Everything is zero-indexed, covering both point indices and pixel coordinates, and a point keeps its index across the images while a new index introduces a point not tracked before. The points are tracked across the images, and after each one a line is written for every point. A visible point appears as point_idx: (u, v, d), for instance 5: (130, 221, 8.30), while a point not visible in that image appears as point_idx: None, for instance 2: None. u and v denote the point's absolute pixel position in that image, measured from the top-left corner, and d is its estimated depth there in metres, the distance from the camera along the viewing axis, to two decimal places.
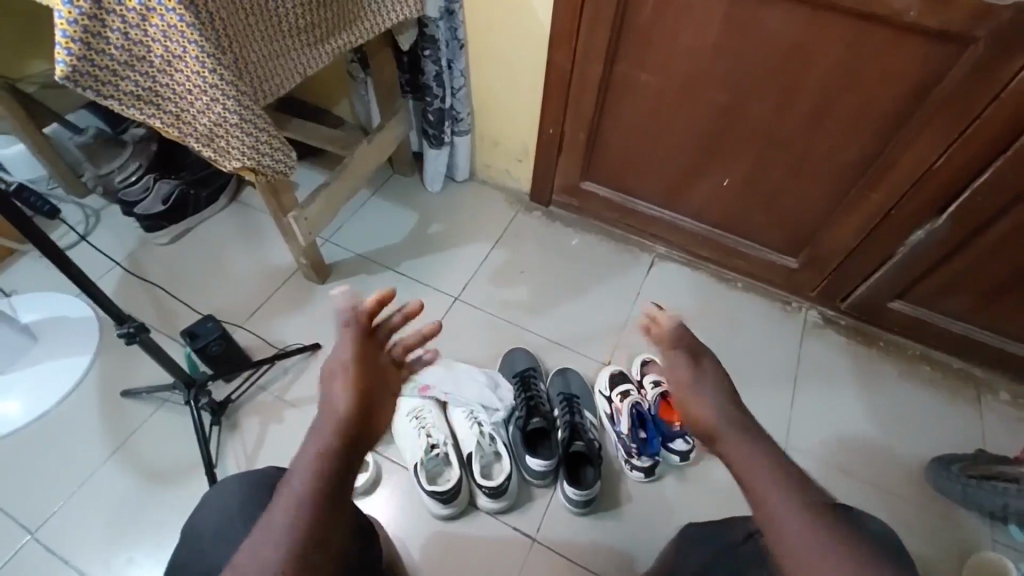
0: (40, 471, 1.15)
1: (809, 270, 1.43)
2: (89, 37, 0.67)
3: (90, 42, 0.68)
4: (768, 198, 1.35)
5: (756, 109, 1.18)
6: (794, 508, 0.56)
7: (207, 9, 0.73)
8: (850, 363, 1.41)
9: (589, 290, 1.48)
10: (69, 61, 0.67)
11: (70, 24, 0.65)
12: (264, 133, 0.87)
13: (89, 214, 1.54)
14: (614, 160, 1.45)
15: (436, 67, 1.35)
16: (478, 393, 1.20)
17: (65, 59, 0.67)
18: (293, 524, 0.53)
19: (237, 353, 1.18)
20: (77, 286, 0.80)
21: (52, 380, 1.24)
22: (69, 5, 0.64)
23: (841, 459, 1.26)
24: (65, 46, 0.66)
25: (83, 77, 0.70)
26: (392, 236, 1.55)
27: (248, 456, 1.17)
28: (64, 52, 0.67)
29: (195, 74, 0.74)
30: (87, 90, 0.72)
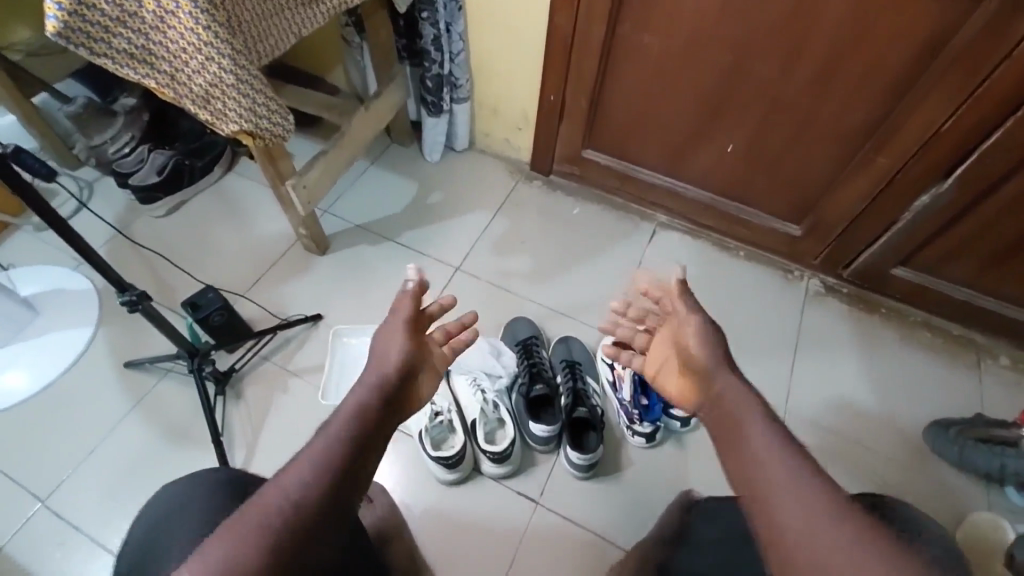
0: (48, 440, 1.16)
1: (811, 238, 1.42)
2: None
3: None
4: (772, 165, 1.33)
5: (761, 71, 1.16)
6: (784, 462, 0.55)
7: None
8: (851, 329, 1.42)
9: (591, 259, 1.47)
10: (60, 17, 0.66)
11: None
12: (261, 94, 0.83)
13: (82, 186, 1.52)
14: (616, 125, 1.43)
15: (434, 30, 1.33)
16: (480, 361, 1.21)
17: (56, 15, 0.65)
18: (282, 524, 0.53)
19: (239, 323, 1.18)
20: (78, 254, 0.79)
21: (55, 351, 1.25)
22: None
23: (839, 424, 1.27)
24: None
25: (74, 33, 0.68)
26: (392, 206, 1.54)
27: (254, 425, 1.18)
28: (54, 8, 0.65)
29: (189, 31, 0.72)
30: (80, 48, 0.69)
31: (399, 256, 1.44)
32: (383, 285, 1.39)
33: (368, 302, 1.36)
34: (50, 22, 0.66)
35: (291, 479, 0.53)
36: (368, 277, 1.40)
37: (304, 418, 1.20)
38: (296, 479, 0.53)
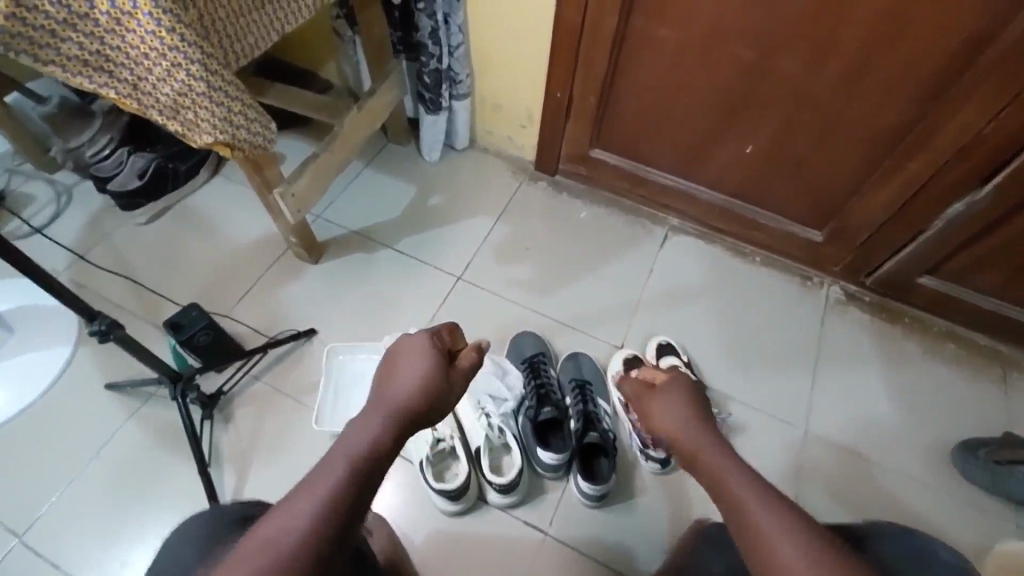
0: (26, 468, 1.10)
1: (833, 244, 1.34)
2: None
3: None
4: (793, 167, 1.25)
5: (787, 68, 1.07)
6: (781, 526, 0.51)
7: None
8: (873, 341, 1.34)
9: (599, 267, 1.39)
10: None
11: None
12: (237, 100, 0.75)
13: (60, 191, 1.43)
14: (626, 125, 1.34)
15: (431, 22, 1.23)
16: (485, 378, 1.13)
17: None
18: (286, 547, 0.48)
19: (227, 342, 1.11)
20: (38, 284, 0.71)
21: (32, 372, 1.18)
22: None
23: (861, 444, 1.21)
24: None
25: (11, 38, 0.58)
26: (388, 211, 1.45)
27: (244, 450, 1.12)
28: None
29: (152, 34, 0.63)
30: (20, 54, 0.60)
31: (396, 264, 1.36)
32: (379, 296, 1.31)
33: (363, 316, 1.29)
34: None
35: (300, 508, 0.51)
36: (363, 289, 1.32)
37: (297, 441, 1.13)
38: (308, 503, 0.51)
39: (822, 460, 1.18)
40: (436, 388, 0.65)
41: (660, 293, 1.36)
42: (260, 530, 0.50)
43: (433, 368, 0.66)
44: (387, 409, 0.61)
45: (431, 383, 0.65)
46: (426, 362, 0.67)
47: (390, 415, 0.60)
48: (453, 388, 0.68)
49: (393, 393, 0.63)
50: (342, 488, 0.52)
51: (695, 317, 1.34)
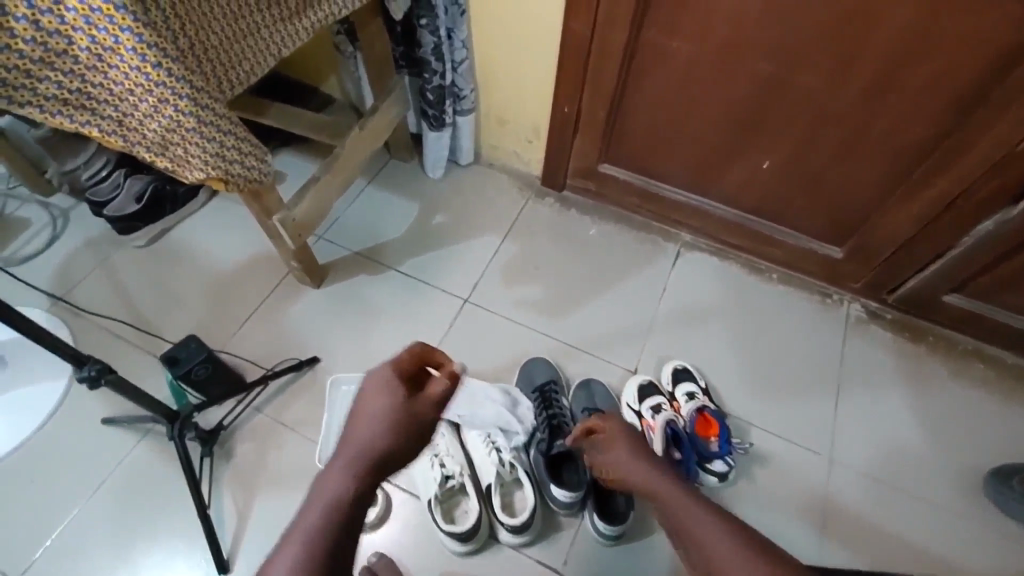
0: (22, 508, 1.06)
1: (854, 261, 1.29)
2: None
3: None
4: (812, 181, 1.20)
5: (807, 82, 1.02)
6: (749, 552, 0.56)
7: None
8: (897, 361, 1.29)
9: (609, 287, 1.34)
10: None
11: None
12: (231, 135, 0.72)
13: (56, 215, 1.40)
14: (637, 140, 1.29)
15: (434, 38, 1.19)
16: (493, 409, 1.09)
17: None
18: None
19: (225, 372, 1.07)
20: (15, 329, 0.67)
21: (27, 406, 1.14)
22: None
23: (885, 471, 1.16)
24: None
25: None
26: (392, 231, 1.41)
27: (246, 488, 1.07)
28: None
29: (135, 70, 0.60)
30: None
31: (401, 287, 1.32)
32: (383, 322, 1.27)
33: (367, 342, 1.24)
34: None
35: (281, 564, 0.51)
36: (366, 313, 1.28)
37: (300, 477, 1.09)
38: (292, 556, 0.51)
39: (848, 490, 1.14)
40: (408, 427, 0.58)
41: (674, 314, 1.31)
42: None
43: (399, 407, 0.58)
44: (349, 462, 0.56)
45: (398, 425, 0.58)
46: (388, 402, 0.59)
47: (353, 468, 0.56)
48: (426, 421, 0.60)
49: (357, 439, 0.57)
50: (317, 539, 0.52)
51: (710, 338, 1.29)
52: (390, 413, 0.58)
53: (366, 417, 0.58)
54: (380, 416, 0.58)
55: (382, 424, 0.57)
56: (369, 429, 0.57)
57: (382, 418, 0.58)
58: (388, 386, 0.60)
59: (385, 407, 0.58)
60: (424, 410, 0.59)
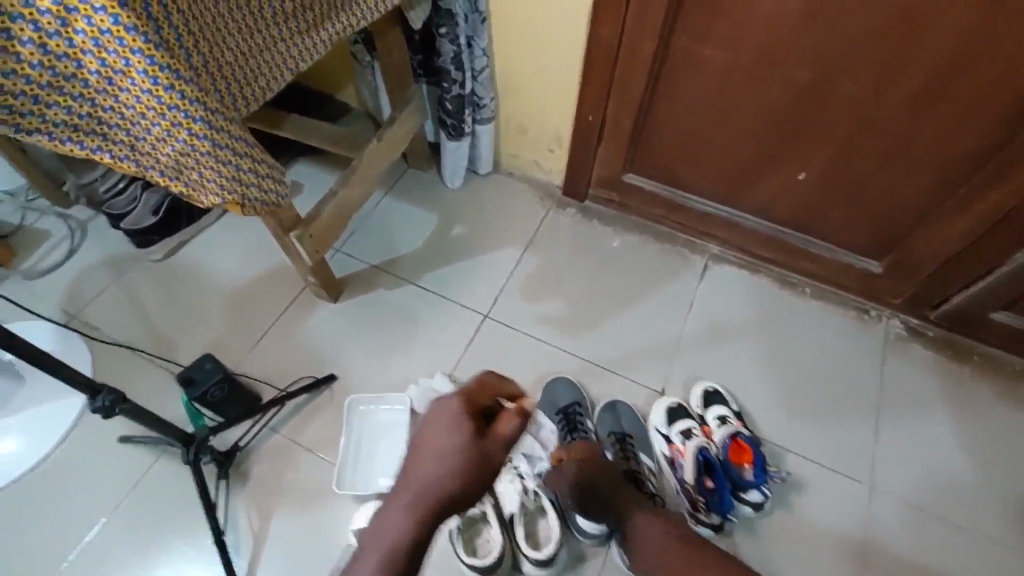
0: (39, 528, 1.05)
1: (894, 275, 1.23)
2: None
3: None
4: (851, 193, 1.14)
5: (850, 90, 0.97)
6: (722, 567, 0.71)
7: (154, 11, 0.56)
8: (940, 382, 1.22)
9: (634, 302, 1.29)
10: None
11: None
12: (247, 157, 0.69)
13: (74, 227, 1.39)
14: (664, 150, 1.24)
15: (454, 47, 1.15)
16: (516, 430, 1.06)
17: None
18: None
19: (240, 393, 1.05)
20: (25, 360, 0.65)
21: (44, 424, 1.13)
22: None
23: (930, 500, 1.10)
24: None
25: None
26: (410, 244, 1.37)
27: (263, 511, 1.04)
28: None
29: (147, 93, 0.57)
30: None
31: (419, 302, 1.29)
32: (401, 337, 1.24)
33: (385, 359, 1.21)
34: None
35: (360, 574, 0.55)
36: (384, 329, 1.25)
37: (316, 500, 1.06)
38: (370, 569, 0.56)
39: (889, 520, 1.07)
40: (475, 469, 0.56)
41: (702, 331, 1.26)
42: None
43: (467, 447, 0.57)
44: (414, 500, 0.56)
45: (466, 467, 0.56)
46: (452, 442, 0.57)
47: (416, 507, 0.56)
48: (496, 461, 0.58)
49: (422, 477, 0.57)
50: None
51: (740, 356, 1.24)
52: (459, 459, 0.57)
53: (432, 455, 0.57)
54: (445, 458, 0.56)
55: (452, 467, 0.56)
56: (433, 471, 0.56)
57: (446, 463, 0.56)
58: (454, 424, 0.58)
59: (453, 450, 0.57)
60: (494, 450, 0.58)
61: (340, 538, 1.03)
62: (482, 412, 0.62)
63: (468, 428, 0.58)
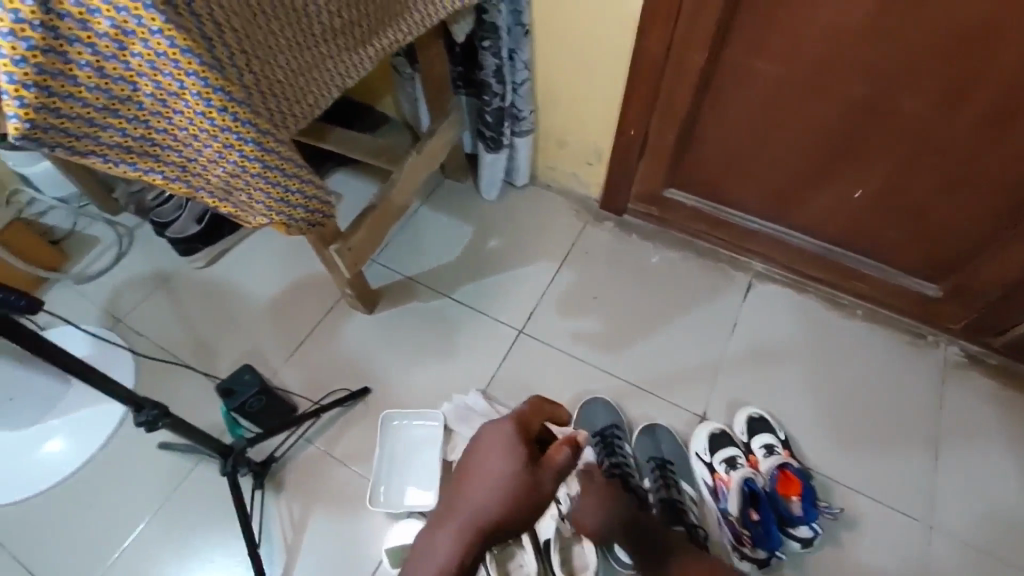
0: (81, 529, 1.07)
1: (956, 300, 1.16)
2: (46, 78, 0.50)
3: (50, 85, 0.51)
4: (913, 214, 1.08)
5: (914, 107, 0.92)
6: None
7: (206, 31, 0.56)
8: (1007, 416, 1.14)
9: (674, 320, 1.25)
10: (24, 115, 0.51)
11: (16, 64, 0.48)
12: (295, 177, 0.69)
13: (122, 233, 1.43)
14: (709, 165, 1.20)
15: (496, 60, 1.14)
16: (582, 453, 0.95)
17: (17, 112, 0.51)
18: None
19: (278, 404, 1.05)
20: (74, 374, 0.66)
21: (88, 426, 1.15)
22: (12, 38, 0.47)
23: (995, 544, 1.02)
24: (15, 94, 0.50)
25: (45, 132, 0.54)
26: (445, 256, 1.36)
27: (295, 523, 1.04)
28: (13, 104, 0.50)
29: (200, 114, 0.57)
30: (55, 147, 0.56)
31: (453, 315, 1.27)
32: (435, 350, 1.23)
33: (419, 372, 1.20)
34: (12, 122, 0.52)
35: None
36: (418, 342, 1.24)
37: (348, 515, 1.05)
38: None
39: (949, 564, 1.00)
40: (526, 494, 0.57)
41: (746, 352, 1.21)
42: None
43: (521, 473, 0.58)
44: (464, 523, 0.57)
45: (516, 491, 0.57)
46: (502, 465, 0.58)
47: (466, 529, 0.57)
48: (546, 490, 0.58)
49: (472, 496, 0.58)
50: None
51: (786, 380, 1.18)
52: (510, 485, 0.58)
53: (482, 475, 0.59)
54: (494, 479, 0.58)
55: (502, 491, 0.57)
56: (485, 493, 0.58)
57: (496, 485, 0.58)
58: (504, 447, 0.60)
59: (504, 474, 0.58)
60: (545, 480, 0.58)
61: (370, 554, 1.02)
62: (536, 437, 0.65)
63: (521, 454, 0.59)
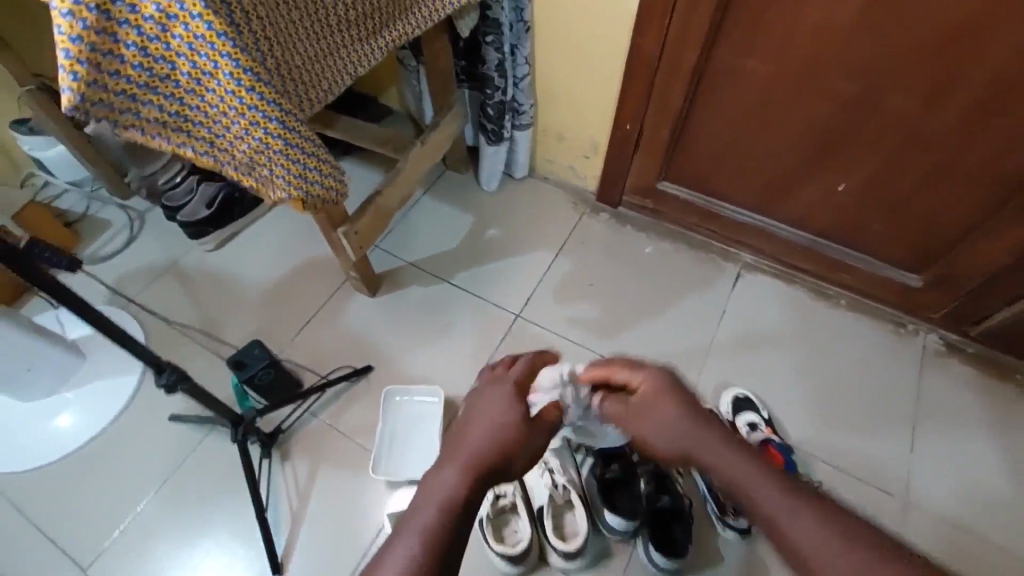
0: (93, 497, 1.12)
1: (933, 290, 1.21)
2: (97, 56, 0.56)
3: (99, 61, 0.57)
4: (893, 206, 1.13)
5: (895, 103, 0.97)
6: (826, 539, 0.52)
7: (238, 16, 0.62)
8: (981, 400, 1.20)
9: (666, 307, 1.31)
10: (74, 88, 0.56)
11: (71, 42, 0.53)
12: (312, 155, 0.74)
13: (133, 217, 1.48)
14: (700, 159, 1.26)
15: (498, 55, 1.20)
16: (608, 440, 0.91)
17: (69, 87, 0.56)
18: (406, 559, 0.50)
19: (285, 378, 1.10)
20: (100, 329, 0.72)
21: (100, 400, 1.20)
22: (69, 18, 0.52)
23: (968, 520, 1.08)
24: (69, 69, 0.55)
25: (92, 106, 0.59)
26: (447, 243, 1.42)
27: (301, 492, 1.09)
28: (66, 78, 0.55)
29: (231, 93, 0.62)
30: (100, 120, 0.61)
31: (453, 299, 1.32)
32: (437, 332, 1.28)
33: (420, 352, 1.25)
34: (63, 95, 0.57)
35: (405, 542, 0.52)
36: (420, 324, 1.29)
37: (351, 486, 1.10)
38: (408, 542, 0.52)
39: (923, 536, 1.06)
40: (523, 442, 0.65)
41: (733, 338, 1.26)
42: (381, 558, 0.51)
43: (520, 423, 0.66)
44: (468, 460, 0.60)
45: (517, 439, 0.64)
46: (503, 414, 0.66)
47: (470, 468, 0.59)
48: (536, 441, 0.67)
49: (473, 441, 0.62)
50: (435, 532, 0.53)
51: (771, 365, 1.24)
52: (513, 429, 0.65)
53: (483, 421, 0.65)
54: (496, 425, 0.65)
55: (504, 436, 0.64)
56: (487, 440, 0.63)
57: (497, 432, 0.64)
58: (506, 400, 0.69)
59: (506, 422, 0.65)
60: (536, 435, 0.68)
61: (372, 521, 1.07)
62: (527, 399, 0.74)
63: (520, 409, 0.68)
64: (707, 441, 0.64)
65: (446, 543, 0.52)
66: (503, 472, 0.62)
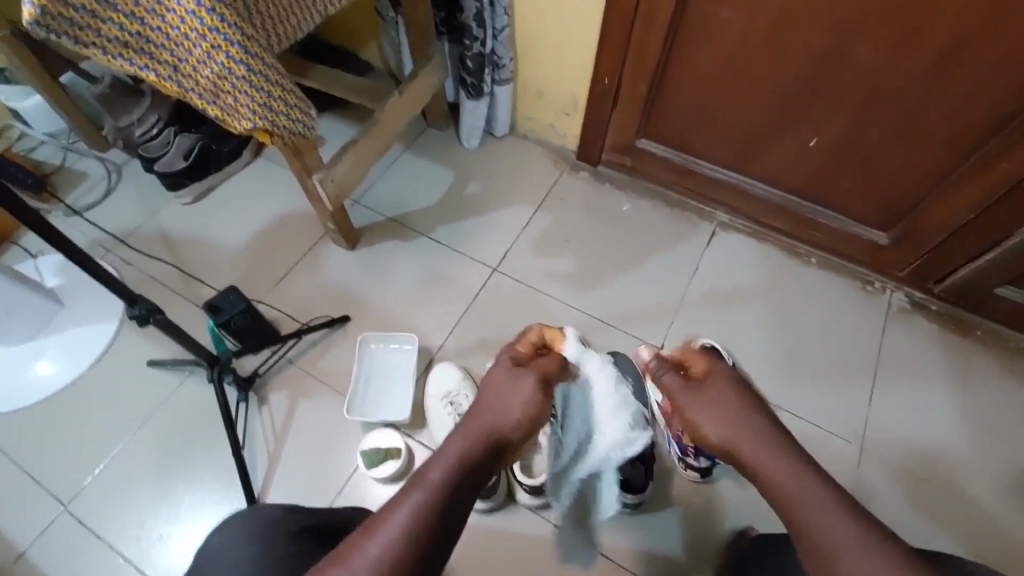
0: (74, 438, 1.14)
1: (899, 248, 1.24)
2: None
3: None
4: (860, 162, 1.15)
5: (863, 56, 0.98)
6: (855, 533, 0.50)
7: None
8: (940, 353, 1.24)
9: (641, 262, 1.33)
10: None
11: None
12: (276, 84, 0.74)
13: (110, 169, 1.46)
14: (676, 115, 1.27)
15: (477, 4, 1.18)
16: (604, 447, 0.91)
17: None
18: (406, 522, 0.50)
19: (262, 324, 1.11)
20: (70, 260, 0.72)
21: (79, 345, 1.21)
22: None
23: (921, 466, 1.13)
24: None
25: (53, 20, 0.60)
26: (426, 198, 1.42)
27: (277, 435, 1.12)
28: None
29: (191, 12, 0.63)
30: (62, 37, 0.62)
31: (431, 252, 1.34)
32: (414, 285, 1.29)
33: (397, 304, 1.27)
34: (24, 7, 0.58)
35: (407, 505, 0.52)
36: (397, 276, 1.31)
37: (327, 429, 1.13)
38: (411, 504, 0.51)
39: (875, 478, 1.11)
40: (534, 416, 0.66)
41: (705, 294, 1.29)
42: (384, 517, 0.51)
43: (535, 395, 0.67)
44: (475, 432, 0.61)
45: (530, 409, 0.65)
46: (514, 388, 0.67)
47: (480, 440, 0.61)
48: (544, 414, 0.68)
49: (485, 415, 0.64)
50: (437, 498, 0.52)
51: (741, 319, 1.27)
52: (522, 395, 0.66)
53: (496, 395, 0.66)
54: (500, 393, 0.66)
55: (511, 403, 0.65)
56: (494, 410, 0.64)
57: (508, 403, 0.65)
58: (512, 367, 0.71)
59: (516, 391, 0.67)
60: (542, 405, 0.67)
61: (347, 462, 1.10)
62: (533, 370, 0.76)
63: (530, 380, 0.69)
64: (753, 424, 0.62)
65: (445, 511, 0.52)
66: (508, 447, 0.63)
